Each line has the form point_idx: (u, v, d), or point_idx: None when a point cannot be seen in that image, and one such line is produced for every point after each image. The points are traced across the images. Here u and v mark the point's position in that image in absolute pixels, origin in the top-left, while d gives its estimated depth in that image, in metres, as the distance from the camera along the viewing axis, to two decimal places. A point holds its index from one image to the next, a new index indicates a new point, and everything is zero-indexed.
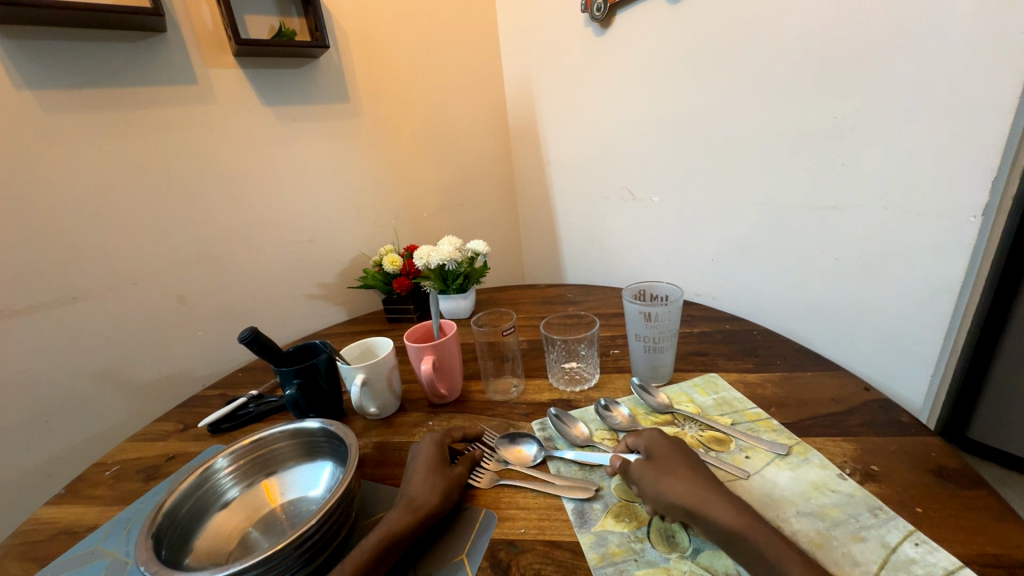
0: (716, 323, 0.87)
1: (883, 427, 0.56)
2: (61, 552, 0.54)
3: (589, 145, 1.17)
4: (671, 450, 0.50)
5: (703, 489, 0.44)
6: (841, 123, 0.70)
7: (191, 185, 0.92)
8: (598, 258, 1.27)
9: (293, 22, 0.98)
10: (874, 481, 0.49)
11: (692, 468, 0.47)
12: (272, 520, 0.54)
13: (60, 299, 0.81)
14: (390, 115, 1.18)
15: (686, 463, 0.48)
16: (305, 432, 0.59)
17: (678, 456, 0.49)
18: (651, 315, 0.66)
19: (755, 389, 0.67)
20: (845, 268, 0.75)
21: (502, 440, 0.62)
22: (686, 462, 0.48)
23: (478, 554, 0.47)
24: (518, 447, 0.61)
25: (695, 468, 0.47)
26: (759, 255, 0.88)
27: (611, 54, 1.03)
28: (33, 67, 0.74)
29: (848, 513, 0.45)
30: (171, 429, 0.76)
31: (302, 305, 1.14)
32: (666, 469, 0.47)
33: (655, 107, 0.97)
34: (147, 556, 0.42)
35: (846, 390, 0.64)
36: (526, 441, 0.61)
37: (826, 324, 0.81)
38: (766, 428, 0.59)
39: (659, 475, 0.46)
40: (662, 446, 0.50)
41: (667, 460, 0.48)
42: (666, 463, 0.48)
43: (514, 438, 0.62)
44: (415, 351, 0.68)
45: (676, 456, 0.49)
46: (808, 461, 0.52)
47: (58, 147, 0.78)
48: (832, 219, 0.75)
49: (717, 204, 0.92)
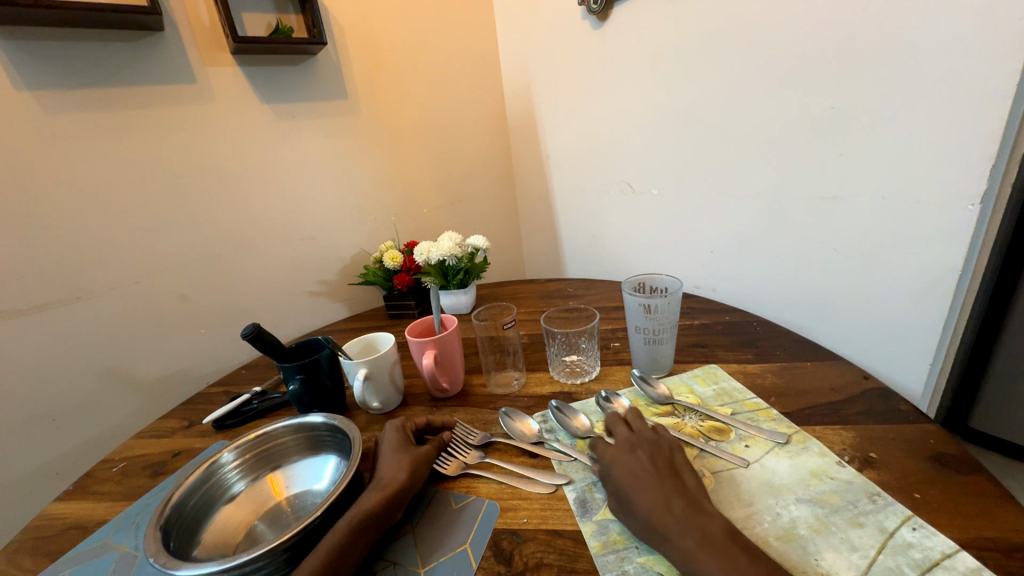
0: (716, 315, 0.88)
1: (882, 415, 0.57)
2: (72, 546, 0.55)
3: (588, 140, 1.16)
4: (624, 473, 0.47)
5: (657, 508, 0.43)
6: (839, 113, 0.70)
7: (191, 184, 0.93)
8: (598, 252, 1.27)
9: (290, 19, 0.98)
10: (872, 467, 0.49)
11: (648, 477, 0.46)
12: (278, 512, 0.54)
13: (64, 299, 0.82)
14: (388, 111, 1.18)
15: (642, 472, 0.47)
16: (308, 426, 0.59)
17: (639, 463, 0.48)
18: (651, 307, 0.66)
19: (755, 379, 0.67)
20: (845, 259, 0.75)
21: (510, 415, 0.66)
22: (645, 470, 0.47)
23: (480, 544, 0.48)
24: (524, 421, 0.64)
25: (650, 477, 0.46)
26: (758, 247, 0.88)
27: (609, 47, 1.02)
28: (32, 68, 0.74)
29: (847, 499, 0.46)
30: (177, 425, 0.77)
31: (304, 302, 1.14)
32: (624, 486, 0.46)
33: (653, 100, 0.97)
34: (156, 548, 0.42)
35: (845, 379, 0.64)
36: (533, 417, 0.65)
37: (826, 315, 0.81)
38: (766, 417, 0.59)
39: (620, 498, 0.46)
40: (622, 456, 0.49)
41: (620, 487, 0.46)
42: (624, 475, 0.47)
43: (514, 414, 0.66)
44: (416, 346, 0.68)
45: (635, 465, 0.48)
46: (808, 449, 0.53)
47: (59, 148, 0.78)
48: (831, 210, 0.75)
49: (716, 197, 0.92)
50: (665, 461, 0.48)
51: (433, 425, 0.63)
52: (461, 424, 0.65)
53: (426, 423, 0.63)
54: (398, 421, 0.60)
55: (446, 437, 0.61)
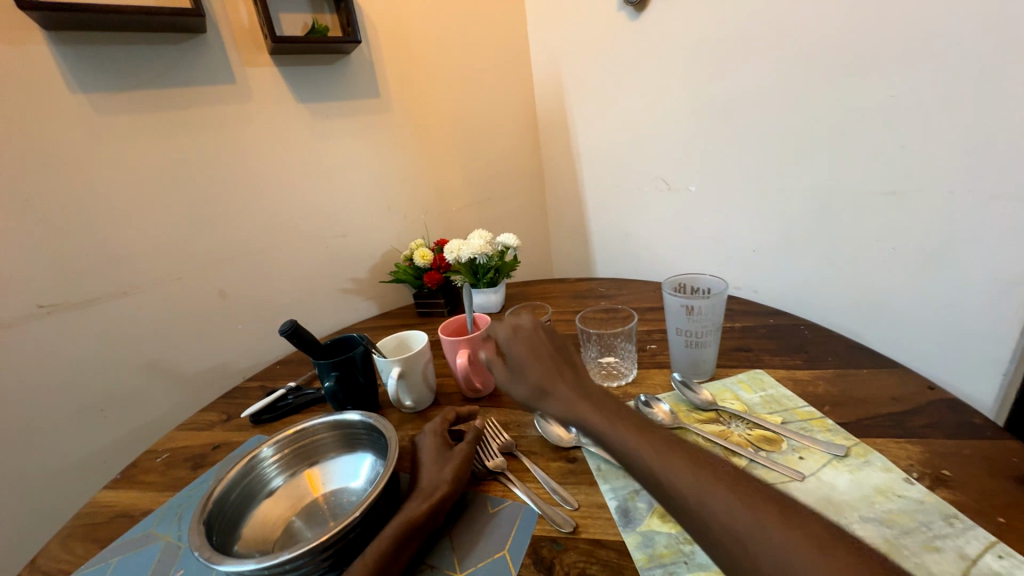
0: (760, 317, 0.83)
1: (953, 429, 0.52)
2: (120, 535, 0.57)
3: (621, 136, 1.13)
4: (525, 347, 0.47)
5: (549, 380, 0.44)
6: (900, 102, 0.65)
7: (231, 183, 0.95)
8: (631, 252, 1.24)
9: (325, 18, 0.99)
10: (946, 486, 0.45)
11: (540, 351, 0.47)
12: (315, 509, 0.54)
13: (112, 293, 0.85)
14: (419, 109, 1.18)
15: (541, 343, 0.47)
16: (345, 424, 0.59)
17: (538, 336, 0.48)
18: (693, 309, 0.64)
19: (806, 386, 0.63)
20: (905, 259, 0.70)
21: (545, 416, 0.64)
22: (542, 342, 0.47)
23: (519, 551, 0.46)
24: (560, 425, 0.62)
25: (546, 348, 0.47)
26: (805, 247, 0.83)
27: (646, 38, 0.99)
28: (87, 71, 0.77)
29: (918, 520, 0.42)
30: (216, 419, 0.78)
31: (336, 299, 1.15)
32: (516, 357, 0.47)
33: (693, 93, 0.93)
34: (200, 542, 0.43)
35: (907, 389, 0.60)
36: None
37: (881, 319, 0.76)
38: (820, 427, 0.55)
39: (510, 366, 0.47)
40: (514, 325, 0.48)
41: (519, 357, 0.46)
42: (523, 342, 0.47)
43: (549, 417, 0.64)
44: (450, 344, 0.68)
45: (526, 340, 0.47)
46: (869, 463, 0.49)
47: (110, 148, 0.81)
48: (890, 206, 0.70)
49: (761, 194, 0.88)
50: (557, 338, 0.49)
51: (462, 416, 0.64)
52: (493, 422, 0.64)
53: (456, 416, 0.63)
54: (435, 423, 0.60)
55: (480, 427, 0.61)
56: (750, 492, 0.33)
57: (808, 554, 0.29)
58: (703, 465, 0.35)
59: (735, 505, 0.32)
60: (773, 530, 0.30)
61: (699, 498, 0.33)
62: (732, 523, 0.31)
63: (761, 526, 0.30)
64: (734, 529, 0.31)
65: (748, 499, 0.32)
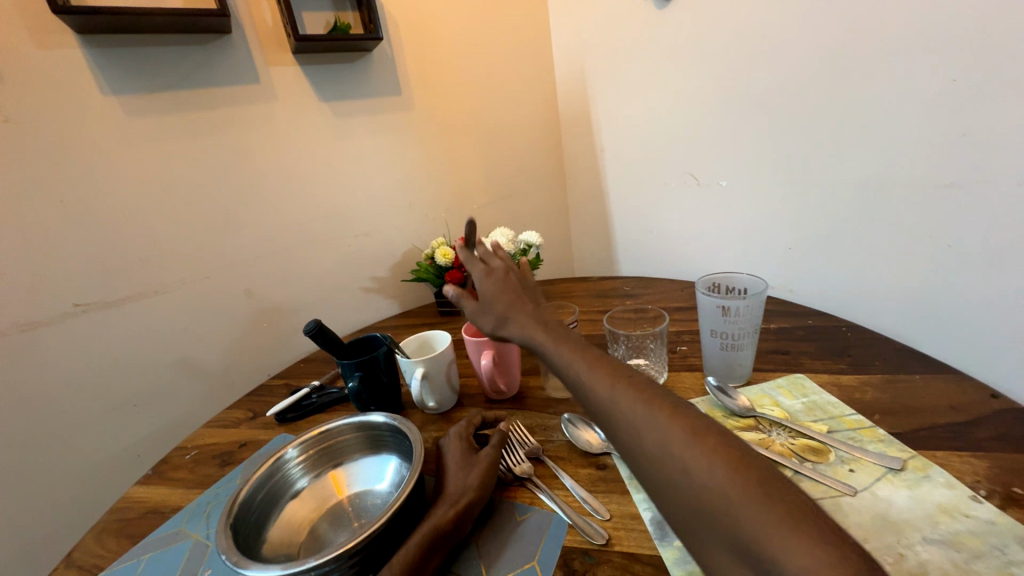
0: (798, 318, 0.79)
1: (1022, 442, 0.48)
2: (151, 532, 0.58)
3: (647, 130, 1.10)
4: (496, 285, 0.56)
5: (511, 311, 0.53)
6: (961, 86, 0.60)
7: (255, 182, 0.96)
8: (656, 249, 1.20)
9: (348, 16, 0.98)
10: (1019, 506, 0.41)
11: (506, 292, 0.55)
12: (340, 512, 0.54)
13: (144, 292, 0.87)
14: (440, 106, 1.17)
15: (509, 284, 0.56)
16: (369, 425, 0.58)
17: (508, 278, 0.57)
18: (728, 309, 0.61)
19: (852, 393, 0.59)
20: (962, 256, 0.65)
21: (573, 423, 0.62)
22: (509, 284, 0.56)
23: (550, 563, 0.44)
24: (590, 431, 0.60)
25: (511, 287, 0.56)
26: (846, 243, 0.79)
27: (674, 28, 0.95)
28: (118, 74, 0.79)
29: (990, 543, 0.38)
30: (242, 417, 0.79)
31: (358, 298, 1.15)
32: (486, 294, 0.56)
33: (724, 83, 0.89)
34: (228, 545, 0.43)
35: (965, 398, 0.55)
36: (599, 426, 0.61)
37: (932, 321, 0.71)
38: (872, 438, 0.51)
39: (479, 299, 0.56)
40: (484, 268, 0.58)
41: (489, 294, 0.55)
42: (493, 280, 0.56)
43: (579, 424, 0.61)
44: (474, 346, 0.67)
45: (494, 281, 0.56)
46: (930, 478, 0.45)
47: (139, 148, 0.83)
48: (947, 200, 0.64)
49: (798, 187, 0.83)
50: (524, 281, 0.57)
51: (488, 420, 0.62)
52: (519, 426, 0.62)
53: (480, 420, 0.62)
54: (460, 426, 0.59)
55: (506, 429, 0.59)
56: (679, 417, 0.37)
57: (706, 460, 0.34)
58: (636, 389, 0.40)
59: (652, 414, 0.37)
60: (684, 441, 0.35)
61: (632, 419, 0.38)
62: (654, 436, 0.36)
63: (679, 446, 0.35)
64: (660, 450, 0.36)
65: (666, 412, 0.37)
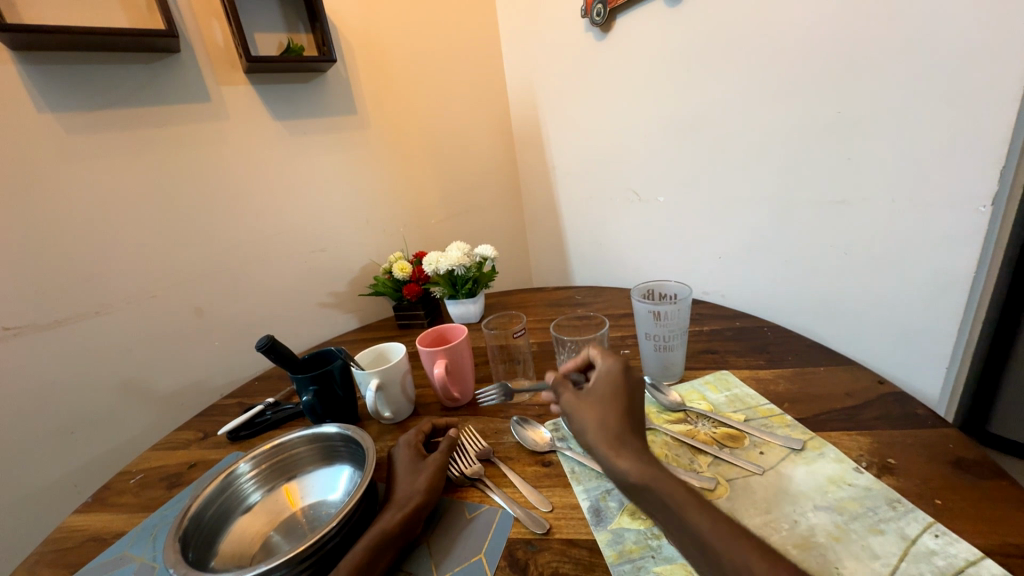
0: (727, 320, 0.87)
1: (898, 420, 0.56)
2: (91, 558, 0.56)
3: (593, 149, 1.17)
4: (613, 387, 0.49)
5: (622, 428, 0.46)
6: (845, 118, 0.69)
7: (204, 198, 0.95)
8: (606, 260, 1.27)
9: (301, 38, 1.01)
10: (891, 473, 0.49)
11: (626, 410, 0.47)
12: (293, 523, 0.55)
13: (83, 313, 0.84)
14: (395, 124, 1.20)
15: (626, 391, 0.49)
16: (323, 437, 0.60)
17: (628, 385, 0.49)
18: (660, 314, 0.67)
19: (768, 385, 0.67)
20: (854, 262, 0.74)
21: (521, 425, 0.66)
22: (622, 394, 0.48)
23: (496, 554, 0.48)
24: (536, 431, 0.64)
25: (625, 396, 0.48)
26: (765, 253, 0.87)
27: (612, 57, 1.04)
28: (56, 91, 0.77)
29: (866, 506, 0.45)
30: (191, 437, 0.78)
31: (315, 313, 1.15)
32: (599, 401, 0.48)
33: (658, 108, 0.98)
34: (176, 559, 0.43)
35: (858, 385, 0.63)
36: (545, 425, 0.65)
37: (837, 320, 0.80)
38: (780, 423, 0.58)
39: (584, 398, 0.49)
40: (607, 370, 0.51)
41: (601, 397, 0.48)
42: (611, 383, 0.49)
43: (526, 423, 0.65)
44: (427, 355, 0.69)
45: (612, 387, 0.49)
46: (824, 455, 0.52)
47: (79, 165, 0.81)
48: (840, 215, 0.74)
49: (722, 203, 0.92)
50: (641, 400, 0.50)
51: (439, 428, 0.65)
52: (470, 432, 0.65)
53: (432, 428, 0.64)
54: (411, 434, 0.61)
55: (455, 435, 0.62)
56: None
57: None
58: None
59: None
60: None
61: None
62: None
63: None
64: None
65: None
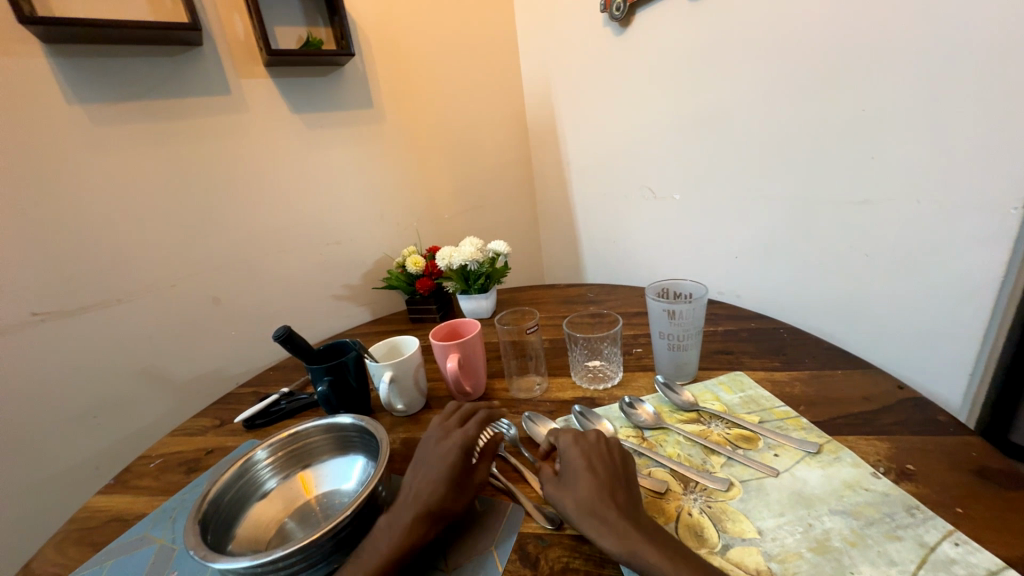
0: (742, 321, 0.86)
1: (918, 426, 0.55)
2: (113, 539, 0.58)
3: (608, 146, 1.17)
4: (582, 460, 0.49)
5: (597, 501, 0.44)
6: (869, 117, 0.68)
7: (223, 191, 0.97)
8: (619, 258, 1.26)
9: (320, 32, 1.02)
10: (909, 480, 0.48)
11: (599, 481, 0.46)
12: (307, 511, 0.56)
13: (106, 300, 0.86)
14: (411, 119, 1.20)
15: (594, 461, 0.49)
16: (337, 427, 0.61)
17: (593, 455, 0.49)
18: (675, 313, 0.66)
19: (783, 388, 0.66)
20: (876, 265, 0.73)
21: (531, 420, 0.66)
22: (590, 464, 0.48)
23: (507, 548, 0.48)
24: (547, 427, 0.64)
25: (595, 468, 0.48)
26: (783, 253, 0.86)
27: (630, 53, 1.02)
28: (83, 83, 0.79)
29: (883, 511, 0.45)
30: (209, 424, 0.79)
31: (329, 305, 1.17)
32: (571, 479, 0.48)
33: (675, 105, 0.96)
34: (196, 541, 0.44)
35: (877, 389, 0.62)
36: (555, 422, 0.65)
37: (856, 323, 0.79)
38: (795, 426, 0.58)
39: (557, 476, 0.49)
40: (568, 445, 0.51)
41: (572, 474, 0.48)
42: (576, 454, 0.49)
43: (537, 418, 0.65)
44: (440, 349, 0.69)
45: (582, 460, 0.49)
46: (841, 459, 0.52)
47: (104, 156, 0.83)
48: (861, 216, 0.72)
49: (740, 202, 0.91)
50: (615, 465, 0.49)
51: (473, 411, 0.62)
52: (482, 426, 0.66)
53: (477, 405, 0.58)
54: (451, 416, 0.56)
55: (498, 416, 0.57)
56: None
57: None
58: None
59: None
60: None
61: None
62: None
63: None
64: None
65: None
